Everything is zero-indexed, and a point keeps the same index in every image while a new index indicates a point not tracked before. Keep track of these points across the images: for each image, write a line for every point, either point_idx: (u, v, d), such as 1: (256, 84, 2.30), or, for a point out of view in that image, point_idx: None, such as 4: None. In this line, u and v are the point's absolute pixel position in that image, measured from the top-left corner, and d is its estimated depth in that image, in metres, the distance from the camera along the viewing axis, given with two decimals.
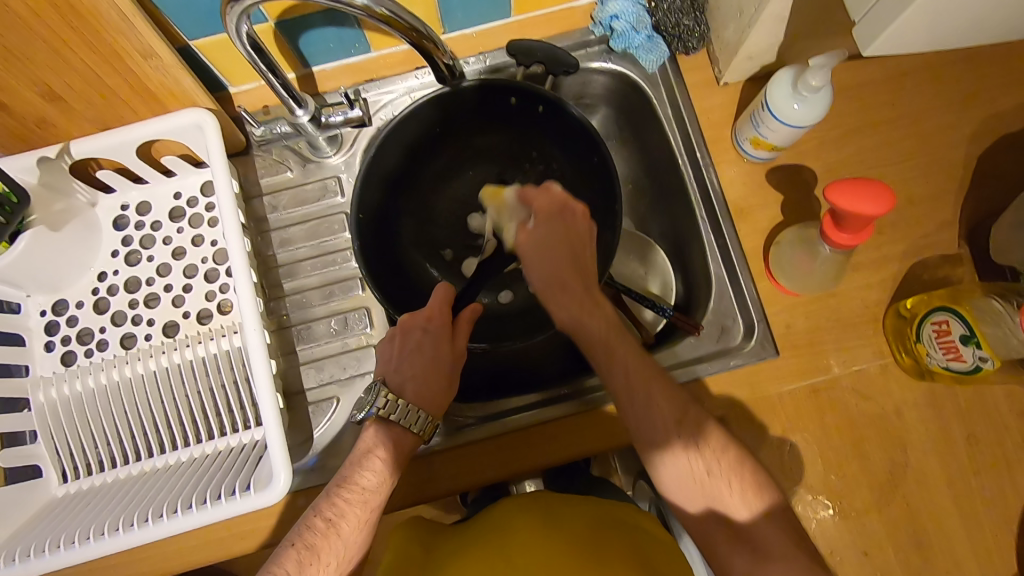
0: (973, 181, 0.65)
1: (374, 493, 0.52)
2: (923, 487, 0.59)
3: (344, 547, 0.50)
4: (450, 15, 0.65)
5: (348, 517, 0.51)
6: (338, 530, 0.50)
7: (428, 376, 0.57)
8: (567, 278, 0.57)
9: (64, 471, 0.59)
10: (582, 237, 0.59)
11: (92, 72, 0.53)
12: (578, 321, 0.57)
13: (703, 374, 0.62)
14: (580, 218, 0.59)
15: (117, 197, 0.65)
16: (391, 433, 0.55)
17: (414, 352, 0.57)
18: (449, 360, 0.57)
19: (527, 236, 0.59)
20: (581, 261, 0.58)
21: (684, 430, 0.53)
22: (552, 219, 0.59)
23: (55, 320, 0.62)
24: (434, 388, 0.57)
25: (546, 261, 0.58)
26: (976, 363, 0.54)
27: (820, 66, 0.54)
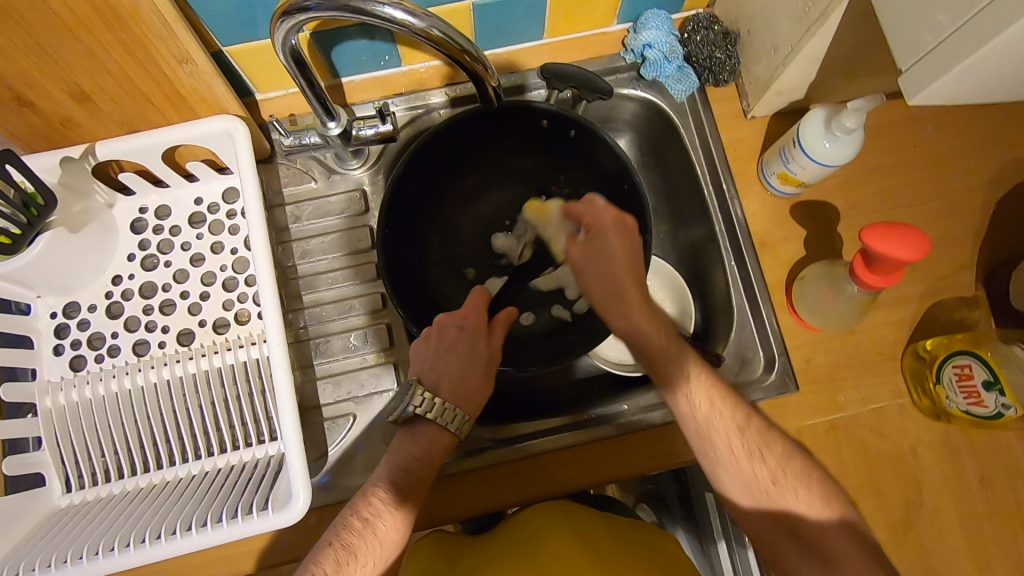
0: (992, 226, 0.66)
1: (413, 490, 0.52)
2: (938, 529, 0.59)
3: (383, 547, 0.49)
4: (485, 34, 0.65)
5: (386, 517, 0.50)
6: (376, 530, 0.49)
7: (460, 370, 0.56)
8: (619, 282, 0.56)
9: (68, 480, 0.57)
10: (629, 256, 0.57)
11: (126, 74, 0.52)
12: (634, 328, 0.57)
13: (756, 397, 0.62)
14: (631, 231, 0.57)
15: (136, 199, 0.63)
16: (428, 432, 0.55)
17: (447, 352, 0.57)
18: (483, 356, 0.58)
19: (578, 248, 0.59)
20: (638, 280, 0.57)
21: (748, 437, 0.54)
22: (602, 231, 0.58)
23: (65, 323, 0.61)
24: (467, 382, 0.57)
25: (594, 271, 0.58)
26: (997, 410, 0.54)
27: (856, 109, 0.55)
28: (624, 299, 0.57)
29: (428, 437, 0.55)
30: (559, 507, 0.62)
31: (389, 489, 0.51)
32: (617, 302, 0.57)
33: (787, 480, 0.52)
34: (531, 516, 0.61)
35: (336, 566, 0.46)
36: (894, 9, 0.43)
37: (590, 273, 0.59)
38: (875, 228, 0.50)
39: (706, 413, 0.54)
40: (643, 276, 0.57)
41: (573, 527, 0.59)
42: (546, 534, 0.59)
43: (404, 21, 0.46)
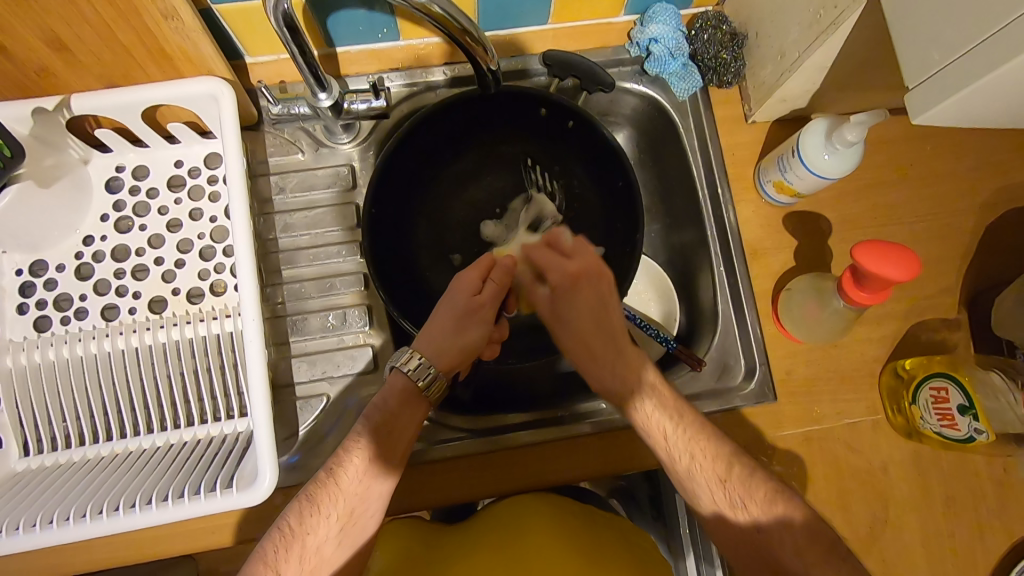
0: (979, 250, 0.66)
1: (384, 440, 0.49)
2: (902, 545, 0.60)
3: (351, 500, 0.47)
4: (488, 14, 0.63)
5: (351, 469, 0.48)
6: (340, 483, 0.47)
7: (452, 327, 0.54)
8: (589, 340, 0.56)
9: (26, 444, 0.55)
10: (602, 297, 0.56)
11: (107, 25, 0.49)
12: (603, 385, 0.56)
13: (739, 405, 0.62)
14: (595, 282, 0.56)
15: (112, 157, 0.61)
16: (403, 385, 0.52)
17: (431, 327, 0.54)
18: (478, 316, 0.55)
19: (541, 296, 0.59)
20: (604, 334, 0.55)
21: (687, 439, 0.51)
22: (564, 293, 0.57)
23: (31, 281, 0.58)
24: (465, 342, 0.54)
25: (565, 329, 0.57)
26: (970, 434, 0.54)
27: (859, 123, 0.54)
28: (596, 357, 0.56)
29: (401, 391, 0.52)
30: (542, 505, 0.60)
31: (360, 440, 0.49)
32: (588, 360, 0.56)
33: (751, 490, 0.49)
34: (513, 511, 0.60)
35: (298, 516, 0.46)
36: (906, 24, 0.42)
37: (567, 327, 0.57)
38: (868, 244, 0.49)
39: (669, 429, 0.51)
40: (616, 332, 0.55)
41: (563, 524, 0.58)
42: (532, 529, 0.57)
43: None
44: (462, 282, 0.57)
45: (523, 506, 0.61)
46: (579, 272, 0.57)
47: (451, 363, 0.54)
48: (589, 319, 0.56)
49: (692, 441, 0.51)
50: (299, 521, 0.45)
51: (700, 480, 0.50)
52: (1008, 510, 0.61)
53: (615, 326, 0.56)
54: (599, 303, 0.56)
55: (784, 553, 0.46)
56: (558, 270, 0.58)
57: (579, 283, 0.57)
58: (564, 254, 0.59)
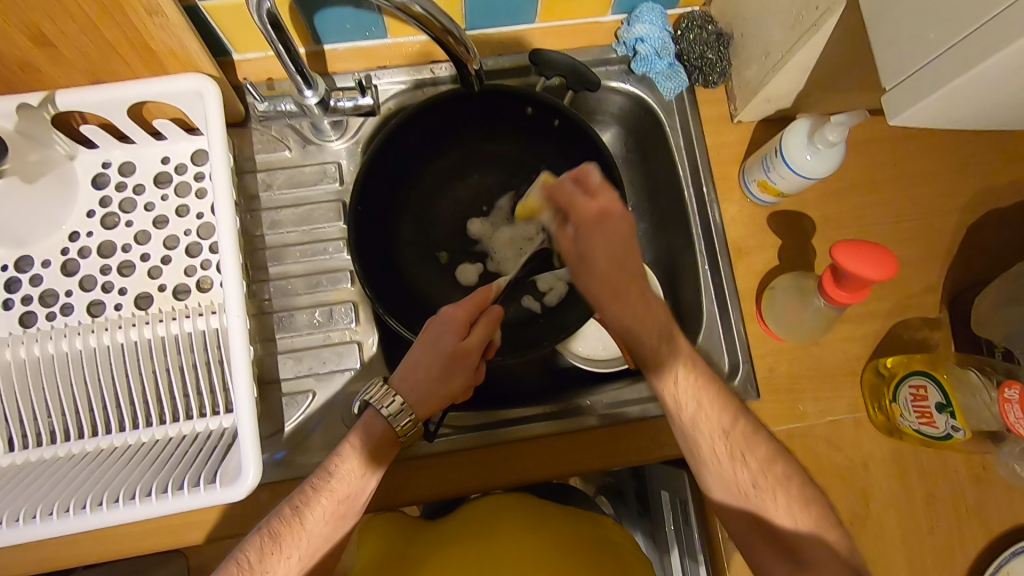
0: (961, 249, 0.67)
1: (354, 487, 0.49)
2: (881, 541, 0.61)
3: (314, 539, 0.48)
4: (475, 13, 0.63)
5: (316, 510, 0.48)
6: (304, 522, 0.47)
7: (436, 375, 0.51)
8: (611, 276, 0.52)
9: (11, 440, 0.55)
10: (626, 238, 0.51)
11: (92, 22, 0.49)
12: (627, 327, 0.54)
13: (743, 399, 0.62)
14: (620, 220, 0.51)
15: (99, 153, 0.61)
16: (378, 429, 0.51)
17: (413, 369, 0.51)
18: (462, 367, 0.52)
19: (568, 240, 0.54)
20: (631, 271, 0.52)
21: (697, 386, 0.52)
22: (591, 229, 0.51)
23: (17, 277, 0.58)
24: (445, 387, 0.52)
25: (591, 270, 0.53)
26: (947, 431, 0.55)
27: (839, 123, 0.54)
28: (620, 295, 0.53)
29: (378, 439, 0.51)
30: (522, 504, 0.61)
31: (329, 482, 0.49)
32: (613, 300, 0.53)
33: (754, 447, 0.51)
34: (495, 508, 0.61)
35: (257, 553, 0.46)
36: (882, 27, 0.43)
37: (591, 266, 0.53)
38: (845, 242, 0.50)
39: (681, 379, 0.52)
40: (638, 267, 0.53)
41: (540, 521, 0.59)
42: (511, 527, 0.58)
43: None
44: (445, 321, 0.52)
45: (503, 502, 0.62)
46: (604, 211, 0.51)
47: (435, 409, 0.52)
48: (610, 254, 0.52)
49: (699, 390, 0.52)
50: (259, 560, 0.45)
51: (705, 429, 0.51)
52: (987, 507, 0.61)
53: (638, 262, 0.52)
54: (624, 240, 0.51)
55: (774, 507, 0.49)
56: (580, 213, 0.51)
57: (604, 223, 0.51)
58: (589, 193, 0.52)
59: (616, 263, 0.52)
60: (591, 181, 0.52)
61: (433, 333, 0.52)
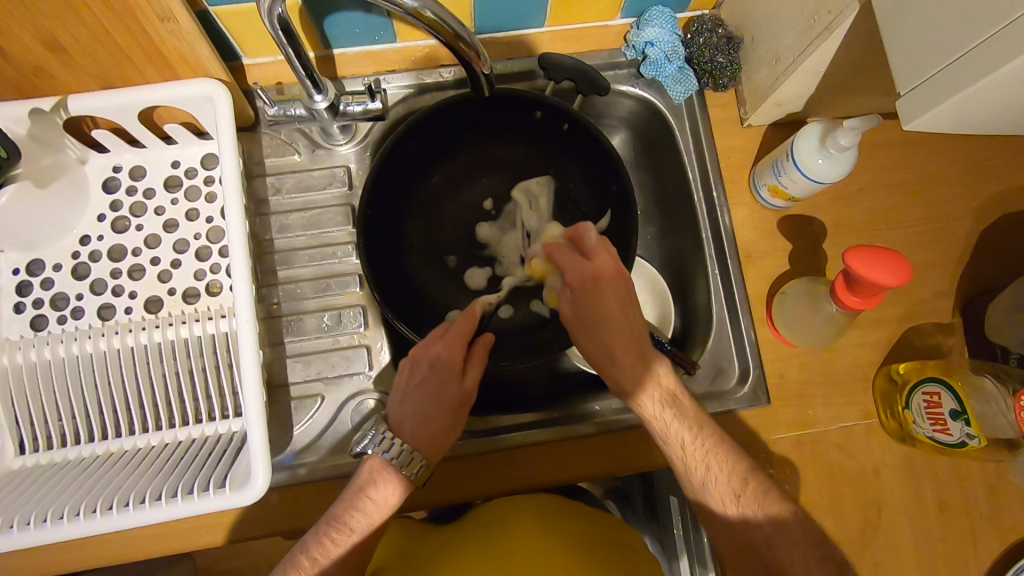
0: (973, 254, 0.66)
1: (368, 530, 0.50)
2: (894, 549, 0.60)
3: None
4: (485, 17, 0.63)
5: (334, 559, 0.48)
6: (323, 571, 0.48)
7: (438, 425, 0.53)
8: (603, 332, 0.56)
9: (21, 442, 0.55)
10: (623, 297, 0.55)
11: (103, 27, 0.50)
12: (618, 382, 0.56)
13: (736, 408, 0.62)
14: (618, 284, 0.56)
15: (110, 157, 0.61)
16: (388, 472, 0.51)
17: (423, 422, 0.53)
18: (466, 408, 0.55)
19: (569, 307, 0.58)
20: (631, 335, 0.56)
21: (660, 400, 0.54)
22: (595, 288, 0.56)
23: (29, 281, 0.59)
24: (448, 429, 0.54)
25: (592, 334, 0.56)
26: (962, 439, 0.55)
27: (851, 128, 0.54)
28: (620, 352, 0.55)
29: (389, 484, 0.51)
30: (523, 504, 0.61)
31: (347, 535, 0.49)
32: (609, 359, 0.56)
33: (715, 455, 0.53)
34: (498, 512, 0.61)
35: None
36: (897, 31, 0.43)
37: (598, 321, 0.56)
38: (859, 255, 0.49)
39: (649, 398, 0.55)
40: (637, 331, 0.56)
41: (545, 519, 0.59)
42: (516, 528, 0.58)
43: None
44: (441, 368, 0.54)
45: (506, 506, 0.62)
46: (600, 272, 0.56)
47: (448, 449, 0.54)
48: (600, 316, 0.55)
49: (664, 405, 0.54)
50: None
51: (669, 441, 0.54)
52: (1001, 515, 0.61)
53: (635, 321, 0.56)
54: (623, 300, 0.55)
55: (747, 513, 0.51)
56: (577, 270, 0.57)
57: (607, 284, 0.56)
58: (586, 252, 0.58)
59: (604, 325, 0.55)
60: (590, 246, 0.58)
61: (429, 383, 0.54)
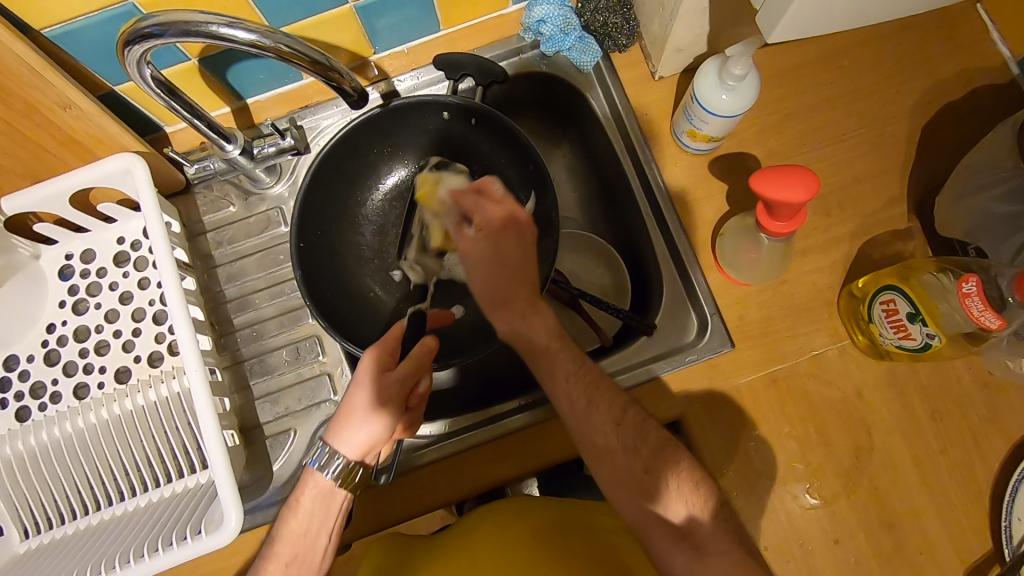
0: (917, 154, 0.64)
1: (301, 546, 0.51)
2: (889, 469, 0.58)
3: None
4: (378, 36, 0.65)
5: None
6: None
7: (369, 423, 0.52)
8: (500, 280, 0.57)
9: (25, 528, 0.59)
10: (523, 248, 0.57)
11: (13, 126, 0.53)
12: (517, 330, 0.57)
13: (690, 361, 0.61)
14: (522, 229, 0.57)
15: (60, 247, 0.65)
16: (322, 486, 0.52)
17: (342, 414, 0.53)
18: (383, 400, 0.52)
19: (467, 244, 0.58)
20: (522, 282, 0.57)
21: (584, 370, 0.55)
22: (490, 235, 0.57)
23: (7, 376, 0.62)
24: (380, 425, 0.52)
25: (480, 275, 0.57)
26: (924, 341, 0.53)
27: (738, 54, 0.54)
28: (512, 303, 0.57)
29: (332, 495, 0.52)
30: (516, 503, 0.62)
31: (274, 548, 0.51)
32: (502, 307, 0.57)
33: (644, 434, 0.52)
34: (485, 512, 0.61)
35: None
36: None
37: (480, 269, 0.58)
38: (766, 171, 0.49)
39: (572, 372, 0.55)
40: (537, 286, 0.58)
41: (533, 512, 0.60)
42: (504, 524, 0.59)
43: (250, 40, 0.45)
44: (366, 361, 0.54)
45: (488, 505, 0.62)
46: (506, 216, 0.57)
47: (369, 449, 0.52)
48: (503, 261, 0.57)
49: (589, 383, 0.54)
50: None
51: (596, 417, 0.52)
52: (999, 415, 0.58)
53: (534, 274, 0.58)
54: (522, 252, 0.57)
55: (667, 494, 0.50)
56: (487, 215, 0.58)
57: (508, 229, 0.57)
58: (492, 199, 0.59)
59: (516, 273, 0.57)
60: (494, 195, 0.59)
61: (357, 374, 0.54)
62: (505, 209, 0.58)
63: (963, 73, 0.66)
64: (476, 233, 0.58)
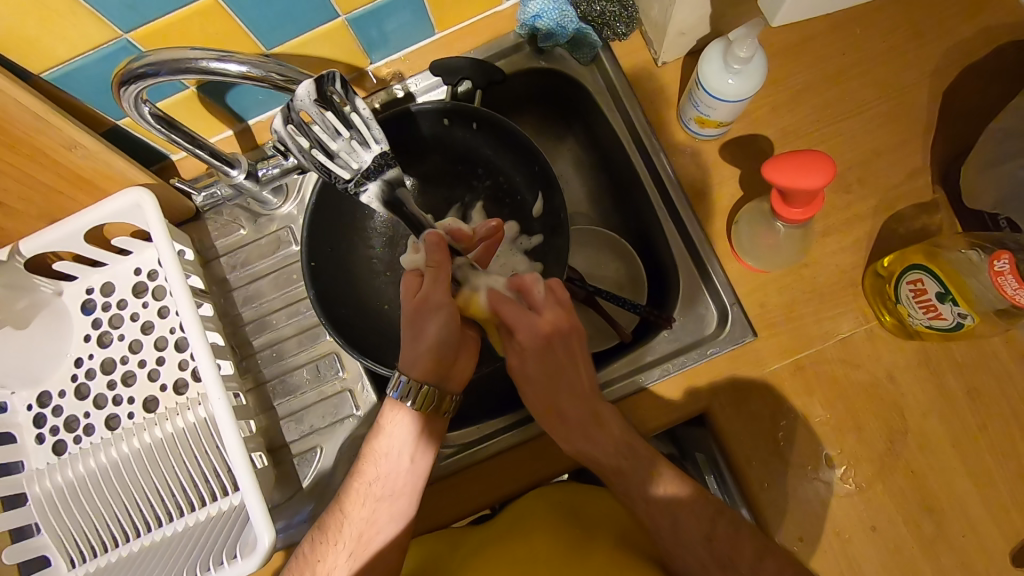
0: (939, 122, 0.62)
1: (385, 467, 0.55)
2: (926, 451, 0.56)
3: (358, 517, 0.54)
4: (373, 45, 0.64)
5: (352, 497, 0.55)
6: (344, 511, 0.55)
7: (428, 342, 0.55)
8: (560, 401, 0.57)
9: (71, 557, 0.60)
10: (573, 357, 0.57)
11: (23, 171, 0.54)
12: (580, 449, 0.56)
13: (711, 355, 0.60)
14: (570, 341, 0.57)
15: (80, 282, 0.66)
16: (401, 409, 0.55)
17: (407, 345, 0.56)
18: (426, 312, 0.55)
19: (518, 362, 0.58)
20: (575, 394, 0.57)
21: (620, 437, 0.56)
22: (541, 350, 0.57)
23: (42, 412, 0.63)
24: (467, 367, 0.59)
25: (533, 390, 0.58)
26: (956, 320, 0.51)
27: (742, 37, 0.52)
28: (568, 420, 0.56)
29: (410, 419, 0.55)
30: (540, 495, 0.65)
31: (360, 468, 0.56)
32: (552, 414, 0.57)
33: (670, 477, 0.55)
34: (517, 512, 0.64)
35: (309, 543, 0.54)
36: None
37: (531, 385, 0.58)
38: (806, 155, 0.46)
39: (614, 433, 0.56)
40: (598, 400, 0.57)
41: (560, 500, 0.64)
42: (535, 517, 0.62)
43: (239, 71, 0.45)
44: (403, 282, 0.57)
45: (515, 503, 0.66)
46: (553, 330, 0.57)
47: (430, 368, 0.55)
48: (553, 378, 0.57)
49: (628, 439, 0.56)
50: (312, 550, 0.54)
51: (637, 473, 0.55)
52: None
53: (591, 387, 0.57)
54: (572, 362, 0.57)
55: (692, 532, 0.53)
56: (531, 331, 0.57)
57: (555, 341, 0.57)
58: (535, 307, 0.58)
59: (557, 385, 0.57)
60: (540, 296, 0.58)
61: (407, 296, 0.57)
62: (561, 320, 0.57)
63: (982, 32, 0.63)
64: (521, 349, 0.57)
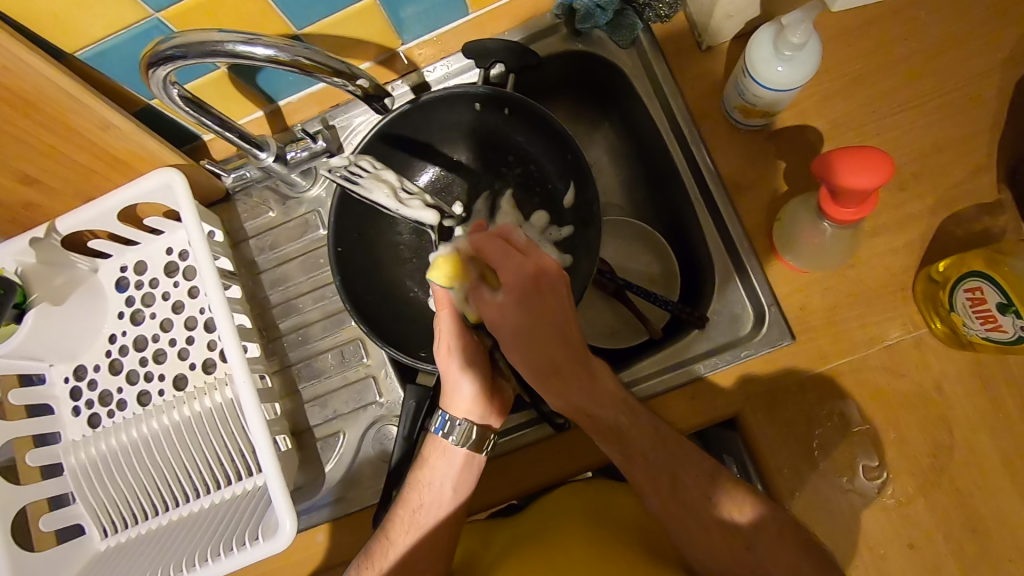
0: (1008, 117, 0.57)
1: (428, 495, 0.55)
2: (974, 469, 0.53)
3: (404, 545, 0.53)
4: (404, 25, 0.62)
5: (397, 524, 0.54)
6: (392, 540, 0.53)
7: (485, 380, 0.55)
8: (573, 393, 0.54)
9: (103, 527, 0.62)
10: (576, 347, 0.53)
11: (59, 151, 0.55)
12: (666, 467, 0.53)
13: (742, 357, 0.58)
14: (556, 281, 0.52)
15: (115, 260, 0.67)
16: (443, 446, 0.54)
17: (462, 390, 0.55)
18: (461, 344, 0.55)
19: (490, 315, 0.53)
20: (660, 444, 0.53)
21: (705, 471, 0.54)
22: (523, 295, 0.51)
23: (78, 385, 0.65)
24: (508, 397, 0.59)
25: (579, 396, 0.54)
26: (1018, 334, 0.48)
27: (797, 21, 0.48)
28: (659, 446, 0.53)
29: (453, 453, 0.54)
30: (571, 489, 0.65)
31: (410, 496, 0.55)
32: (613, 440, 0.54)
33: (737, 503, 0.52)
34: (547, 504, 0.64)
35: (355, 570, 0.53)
36: None
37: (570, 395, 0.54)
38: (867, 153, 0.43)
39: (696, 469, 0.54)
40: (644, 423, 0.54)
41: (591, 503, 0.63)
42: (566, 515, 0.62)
43: (268, 55, 0.43)
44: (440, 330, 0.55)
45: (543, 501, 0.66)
46: (539, 271, 0.52)
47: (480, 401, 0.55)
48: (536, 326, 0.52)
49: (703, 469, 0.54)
50: (358, 572, 0.53)
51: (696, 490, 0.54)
52: None
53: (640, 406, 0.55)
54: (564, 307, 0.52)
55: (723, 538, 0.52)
56: (516, 272, 0.52)
57: (541, 284, 0.52)
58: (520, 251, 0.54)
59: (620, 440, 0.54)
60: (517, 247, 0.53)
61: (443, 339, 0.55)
62: (530, 271, 0.52)
63: None
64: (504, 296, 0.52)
